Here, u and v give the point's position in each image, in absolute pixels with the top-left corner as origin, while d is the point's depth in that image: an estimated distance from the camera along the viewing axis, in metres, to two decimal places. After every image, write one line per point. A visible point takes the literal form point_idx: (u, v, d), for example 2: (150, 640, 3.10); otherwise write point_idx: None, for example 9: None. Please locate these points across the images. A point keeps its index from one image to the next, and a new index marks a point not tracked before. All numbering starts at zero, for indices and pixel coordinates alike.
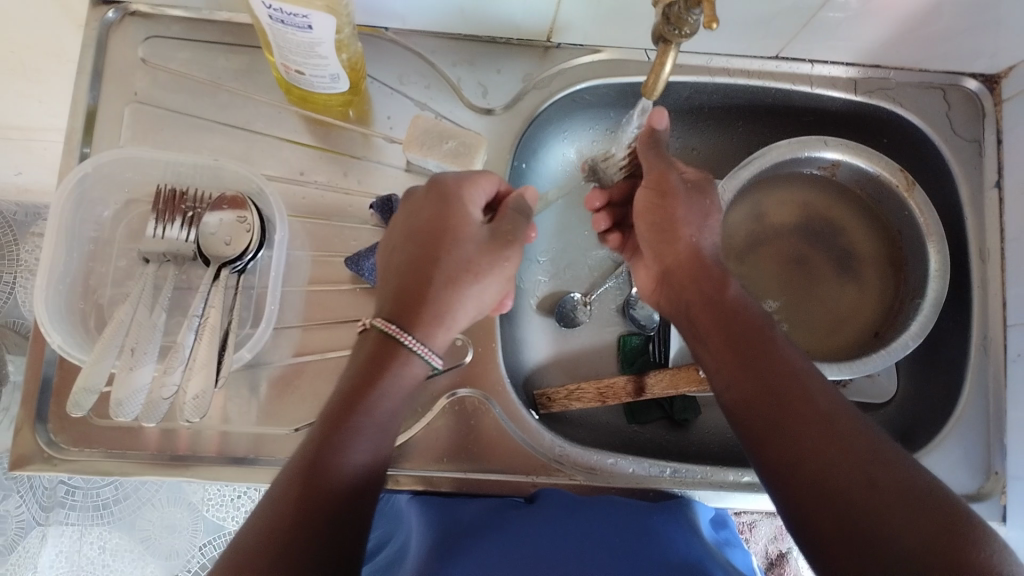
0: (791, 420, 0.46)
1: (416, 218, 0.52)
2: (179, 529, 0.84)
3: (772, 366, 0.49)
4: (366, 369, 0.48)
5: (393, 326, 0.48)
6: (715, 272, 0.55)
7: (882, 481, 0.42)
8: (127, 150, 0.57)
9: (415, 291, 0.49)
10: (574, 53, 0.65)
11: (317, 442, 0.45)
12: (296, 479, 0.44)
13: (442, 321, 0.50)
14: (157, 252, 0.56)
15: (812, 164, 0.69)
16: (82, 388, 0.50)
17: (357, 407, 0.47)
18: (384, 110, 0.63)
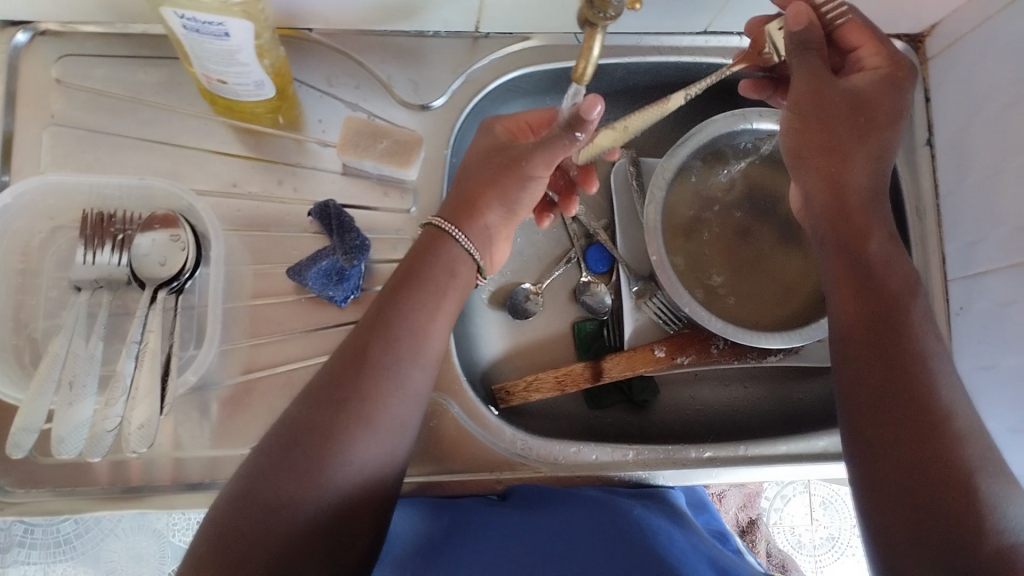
0: (894, 376, 0.44)
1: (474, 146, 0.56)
2: (145, 559, 0.73)
3: (895, 316, 0.46)
4: (408, 284, 0.48)
5: (443, 223, 0.51)
6: (859, 223, 0.49)
7: (943, 452, 0.41)
8: (50, 176, 0.55)
9: (461, 195, 0.52)
10: (504, 42, 0.65)
11: (357, 360, 0.45)
12: (308, 448, 0.43)
13: (473, 212, 0.51)
14: (90, 278, 0.54)
15: (748, 136, 0.70)
16: (21, 427, 0.48)
17: (394, 335, 0.46)
18: (314, 114, 0.62)
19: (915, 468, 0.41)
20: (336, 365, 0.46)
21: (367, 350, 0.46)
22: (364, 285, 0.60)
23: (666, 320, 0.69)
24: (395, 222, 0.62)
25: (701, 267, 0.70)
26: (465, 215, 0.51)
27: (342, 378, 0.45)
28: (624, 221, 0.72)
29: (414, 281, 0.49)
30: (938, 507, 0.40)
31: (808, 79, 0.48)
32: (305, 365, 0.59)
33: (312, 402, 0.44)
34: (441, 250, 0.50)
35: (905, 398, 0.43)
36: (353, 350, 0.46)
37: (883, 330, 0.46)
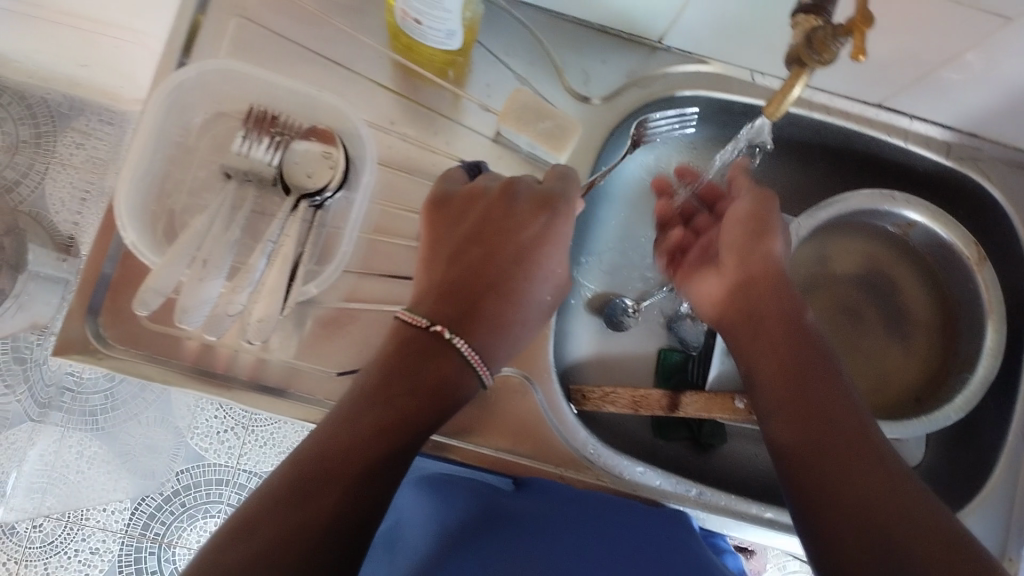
0: (832, 447, 0.47)
1: (490, 218, 0.53)
2: (159, 452, 0.96)
3: (825, 389, 0.50)
4: (405, 395, 0.47)
5: (422, 321, 0.50)
6: (762, 300, 0.56)
7: (904, 500, 0.44)
8: (236, 64, 0.56)
9: (461, 296, 0.51)
10: (683, 60, 0.65)
11: (347, 438, 0.44)
12: (329, 470, 0.43)
13: (477, 323, 0.51)
14: (241, 170, 0.56)
15: (888, 219, 0.70)
16: (149, 288, 0.49)
17: (405, 380, 0.48)
18: (483, 77, 0.63)
19: (865, 516, 0.43)
20: (343, 420, 0.45)
21: (375, 458, 0.44)
22: None
23: None
24: None
25: None
26: (472, 323, 0.51)
27: (341, 481, 0.43)
28: None
29: (430, 383, 0.48)
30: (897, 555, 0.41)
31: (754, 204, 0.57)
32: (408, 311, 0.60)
33: (298, 490, 0.42)
34: (446, 367, 0.49)
35: (850, 460, 0.46)
36: (342, 451, 0.44)
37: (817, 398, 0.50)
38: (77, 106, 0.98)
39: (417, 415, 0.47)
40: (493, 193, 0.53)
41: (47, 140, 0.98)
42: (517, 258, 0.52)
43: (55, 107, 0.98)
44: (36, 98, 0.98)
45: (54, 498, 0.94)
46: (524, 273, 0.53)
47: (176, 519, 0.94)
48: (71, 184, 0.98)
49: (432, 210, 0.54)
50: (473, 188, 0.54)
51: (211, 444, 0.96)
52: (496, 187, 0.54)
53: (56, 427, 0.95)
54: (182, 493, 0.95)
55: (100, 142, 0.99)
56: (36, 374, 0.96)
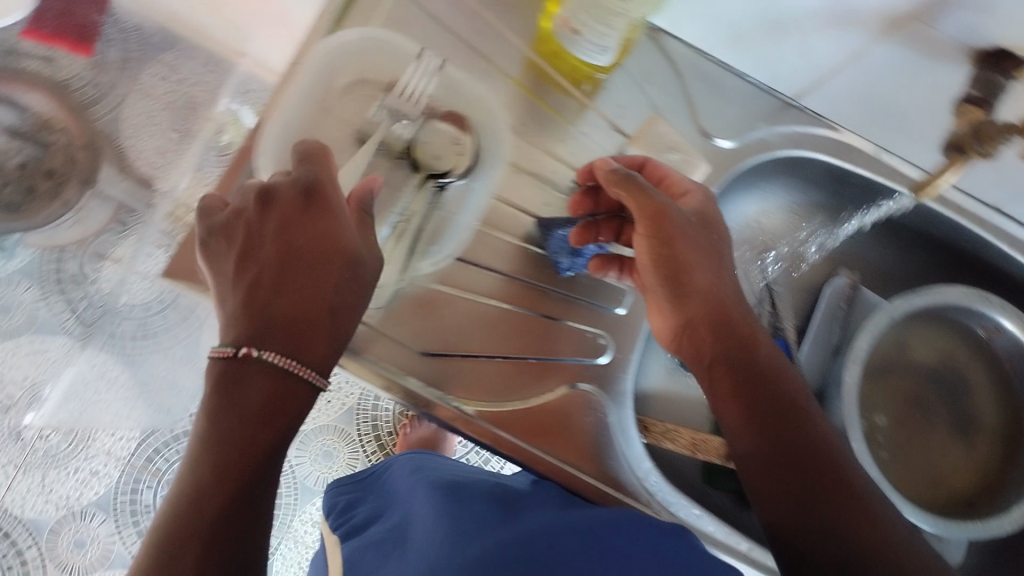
0: (812, 494, 0.52)
1: (286, 232, 0.48)
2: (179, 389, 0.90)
3: (783, 420, 0.54)
4: (235, 428, 0.45)
5: (229, 351, 0.46)
6: (714, 344, 0.55)
7: (858, 518, 0.51)
8: (388, 34, 0.58)
9: (266, 324, 0.46)
10: (812, 121, 0.65)
11: (201, 476, 0.44)
12: (194, 505, 0.44)
13: (286, 338, 0.47)
14: (375, 138, 0.56)
15: (976, 319, 0.70)
16: None
17: (225, 407, 0.45)
18: (618, 98, 0.64)
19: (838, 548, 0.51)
20: (201, 466, 0.45)
21: (229, 485, 0.44)
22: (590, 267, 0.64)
23: None
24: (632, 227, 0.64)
25: (872, 405, 0.71)
26: (285, 337, 0.47)
27: (207, 503, 0.44)
28: (819, 334, 0.70)
29: (253, 418, 0.45)
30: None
31: (644, 203, 0.54)
32: (500, 307, 0.61)
33: (172, 527, 0.43)
34: (269, 385, 0.46)
35: (820, 495, 0.52)
36: (194, 484, 0.44)
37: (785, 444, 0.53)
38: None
39: (261, 441, 0.45)
40: (251, 204, 0.50)
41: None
42: (287, 257, 0.48)
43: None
44: None
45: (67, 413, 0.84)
46: (344, 285, 0.48)
47: (179, 464, 0.95)
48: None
49: (203, 244, 0.51)
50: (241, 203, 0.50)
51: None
52: (254, 196, 0.49)
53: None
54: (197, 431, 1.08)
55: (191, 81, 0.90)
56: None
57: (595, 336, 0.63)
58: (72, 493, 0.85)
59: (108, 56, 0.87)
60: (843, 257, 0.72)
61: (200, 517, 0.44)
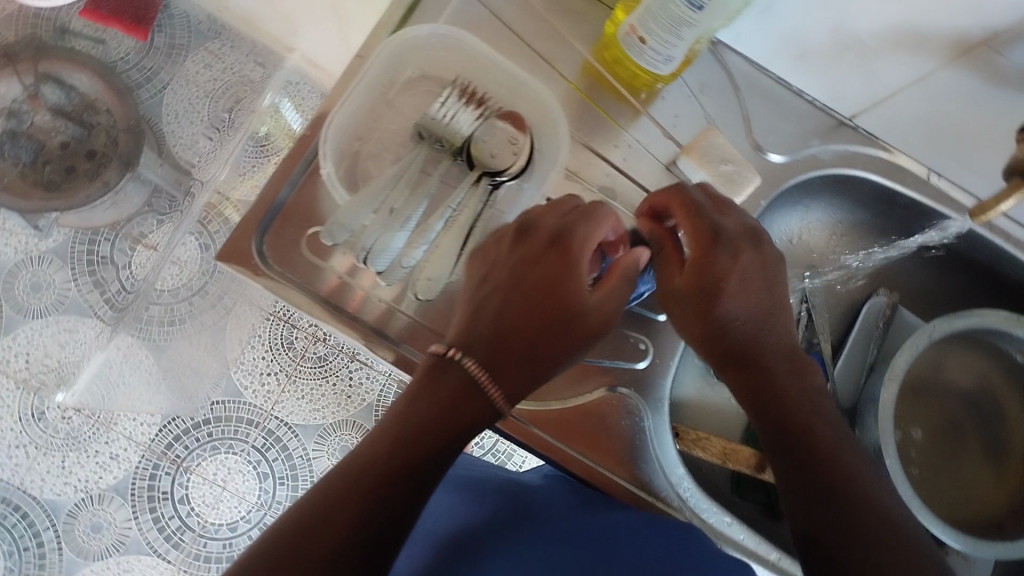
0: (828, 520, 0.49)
1: (532, 266, 0.50)
2: (205, 376, 1.08)
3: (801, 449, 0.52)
4: (422, 415, 0.47)
5: (449, 351, 0.48)
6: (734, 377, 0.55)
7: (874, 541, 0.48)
8: (462, 32, 0.59)
9: (485, 340, 0.48)
10: (867, 142, 0.66)
11: (369, 456, 0.46)
12: (348, 481, 0.45)
13: (500, 362, 0.48)
14: (435, 133, 0.57)
15: (1014, 343, 0.69)
16: (338, 222, 0.51)
17: (415, 403, 0.48)
18: (673, 108, 0.65)
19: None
20: (372, 445, 0.47)
21: (397, 469, 0.46)
22: None
23: None
24: None
25: (906, 418, 0.71)
26: (493, 352, 0.48)
27: (368, 483, 0.45)
28: (853, 351, 0.71)
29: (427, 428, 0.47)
30: None
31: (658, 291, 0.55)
32: None
33: (317, 502, 0.44)
34: (459, 392, 0.47)
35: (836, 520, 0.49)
36: (367, 458, 0.46)
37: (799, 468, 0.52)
38: (215, 30, 1.05)
39: (437, 435, 0.47)
40: (510, 232, 0.52)
41: (178, 52, 1.05)
42: (522, 291, 0.49)
43: (195, 24, 1.05)
44: (179, 11, 1.05)
45: (95, 399, 1.03)
46: (561, 330, 0.49)
47: (199, 447, 1.07)
48: (188, 99, 1.04)
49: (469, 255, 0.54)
50: (499, 229, 0.53)
51: (251, 382, 1.10)
52: (514, 223, 0.52)
53: (107, 325, 1.01)
54: (211, 422, 1.08)
55: (227, 66, 1.05)
56: (107, 271, 1.01)
57: (637, 341, 0.63)
58: (92, 475, 1.04)
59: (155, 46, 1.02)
60: (886, 279, 0.73)
61: (355, 497, 0.44)
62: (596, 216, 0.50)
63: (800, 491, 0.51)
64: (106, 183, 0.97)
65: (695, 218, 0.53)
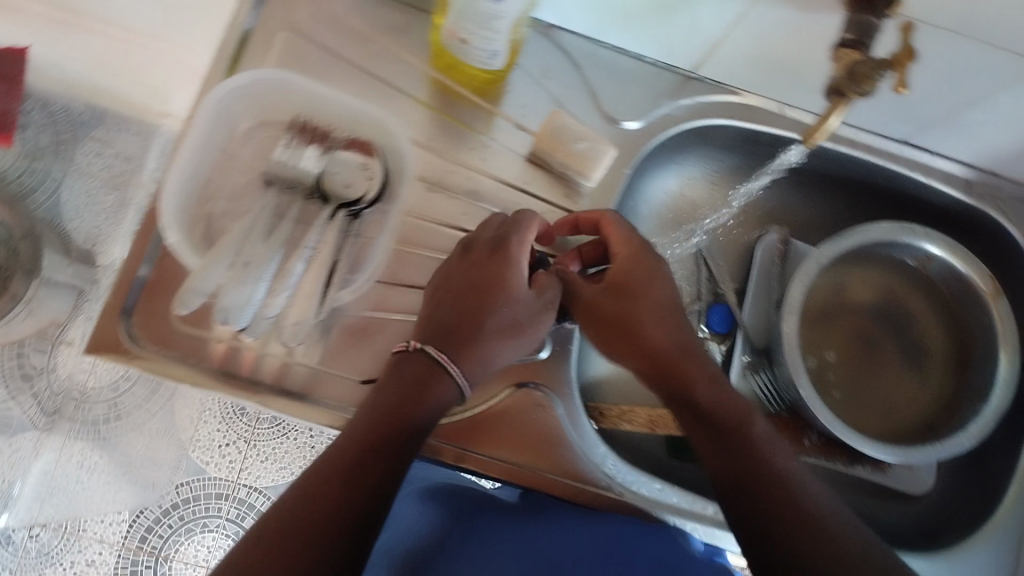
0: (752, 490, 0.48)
1: (476, 269, 0.53)
2: (162, 463, 0.96)
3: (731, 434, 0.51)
4: (389, 408, 0.48)
5: (411, 344, 0.51)
6: (666, 370, 0.53)
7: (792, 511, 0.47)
8: (285, 73, 0.58)
9: (443, 330, 0.51)
10: (714, 90, 0.66)
11: (336, 459, 0.46)
12: (307, 489, 0.45)
13: (466, 348, 0.50)
14: (284, 177, 0.56)
15: (906, 251, 0.71)
16: (189, 289, 0.50)
17: (383, 403, 0.48)
18: (520, 98, 0.64)
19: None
20: (340, 446, 0.47)
21: (365, 465, 0.46)
22: None
23: (768, 398, 0.69)
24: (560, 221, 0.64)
25: (819, 343, 0.72)
26: (456, 340, 0.50)
27: (335, 484, 0.45)
28: (756, 293, 0.71)
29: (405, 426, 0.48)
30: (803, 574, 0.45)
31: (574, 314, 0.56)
32: None
33: (280, 511, 0.44)
34: (422, 375, 0.50)
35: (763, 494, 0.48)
36: (335, 459, 0.46)
37: (729, 447, 0.51)
38: (98, 116, 0.97)
39: (402, 426, 0.48)
40: (455, 254, 0.56)
41: (66, 150, 0.97)
42: (467, 291, 0.52)
43: (76, 116, 0.97)
44: (59, 107, 0.96)
45: (52, 507, 0.94)
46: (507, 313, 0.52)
47: (176, 532, 0.95)
48: (87, 193, 0.97)
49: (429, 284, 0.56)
50: (451, 256, 0.56)
51: (213, 458, 0.97)
52: (458, 245, 0.56)
53: (60, 436, 0.95)
54: (181, 506, 0.96)
55: (120, 154, 0.98)
56: (43, 382, 0.95)
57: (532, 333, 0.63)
58: None
59: (39, 142, 0.96)
60: (772, 214, 0.74)
61: (318, 497, 0.44)
62: (524, 225, 0.55)
63: (740, 494, 0.49)
64: (15, 296, 0.87)
65: (615, 227, 0.57)
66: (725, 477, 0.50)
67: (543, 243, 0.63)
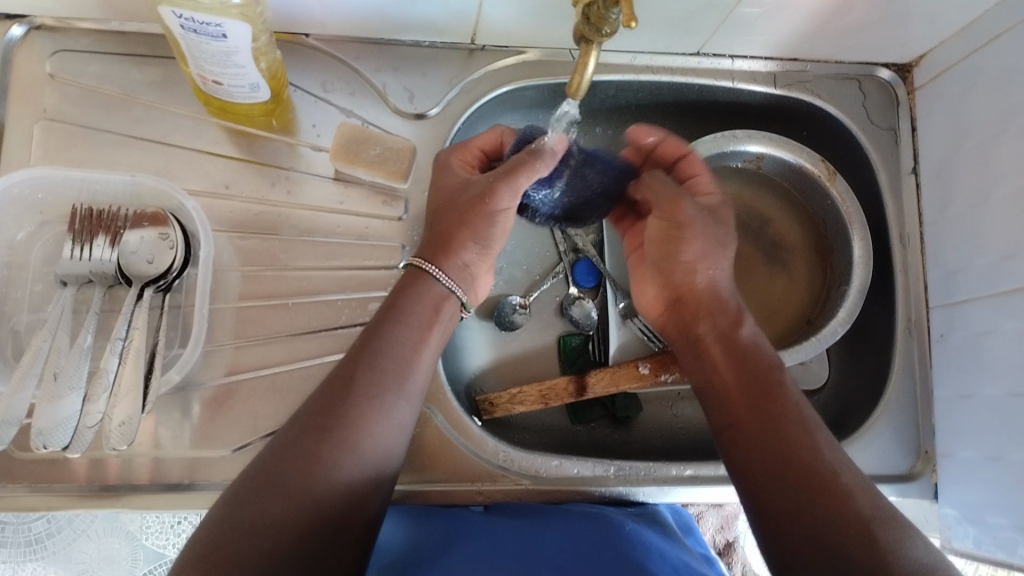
0: (764, 401, 0.51)
1: (453, 176, 0.56)
2: None
3: (752, 356, 0.53)
4: (388, 368, 0.50)
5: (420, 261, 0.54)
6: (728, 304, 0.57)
7: (797, 429, 0.49)
8: (41, 170, 0.55)
9: (436, 236, 0.54)
10: (499, 55, 0.65)
11: (330, 408, 0.47)
12: (304, 437, 0.46)
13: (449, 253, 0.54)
14: (78, 274, 0.54)
15: (738, 158, 0.71)
16: (0, 420, 0.47)
17: (390, 354, 0.50)
18: (309, 119, 0.62)
19: (832, 554, 0.43)
20: (328, 393, 0.48)
21: (361, 430, 0.47)
22: (358, 290, 0.61)
23: (650, 337, 0.70)
24: (387, 231, 0.62)
25: None
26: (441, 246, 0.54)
27: (329, 433, 0.46)
28: None
29: (393, 357, 0.50)
30: (815, 489, 0.46)
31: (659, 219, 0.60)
32: (290, 368, 0.59)
33: (272, 458, 0.45)
34: (418, 320, 0.52)
35: (775, 409, 0.50)
36: (331, 407, 0.47)
37: (745, 363, 0.53)
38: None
39: (396, 383, 0.50)
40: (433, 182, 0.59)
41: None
42: (447, 196, 0.55)
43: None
44: None
45: None
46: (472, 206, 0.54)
47: None
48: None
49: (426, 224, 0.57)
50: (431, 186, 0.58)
51: None
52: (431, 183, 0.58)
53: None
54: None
55: None
56: None
57: None
58: None
59: None
60: None
61: (310, 447, 0.46)
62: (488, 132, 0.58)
63: (755, 447, 0.49)
64: None
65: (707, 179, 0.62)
66: (737, 387, 0.52)
67: (378, 257, 0.62)
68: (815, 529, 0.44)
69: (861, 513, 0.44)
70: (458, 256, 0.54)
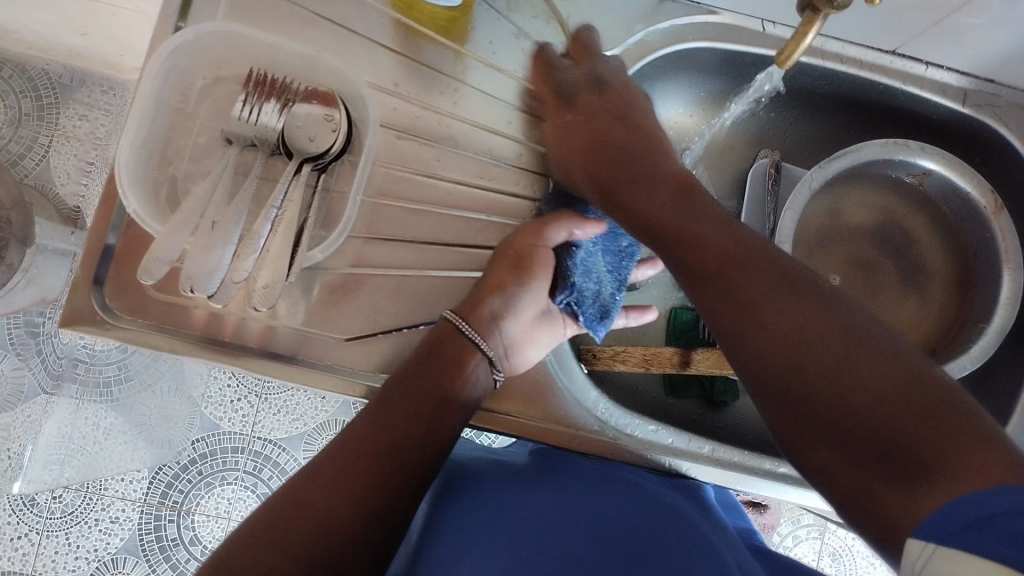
0: (719, 260, 0.43)
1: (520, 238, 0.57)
2: (175, 420, 0.96)
3: (684, 203, 0.46)
4: (403, 407, 0.50)
5: (459, 319, 0.54)
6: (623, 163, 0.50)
7: (742, 286, 0.41)
8: (232, 25, 0.55)
9: (474, 295, 0.56)
10: (691, 11, 0.64)
11: (349, 440, 0.48)
12: (327, 460, 0.47)
13: (481, 306, 0.55)
14: (243, 136, 0.54)
15: (903, 168, 0.69)
16: (154, 256, 0.49)
17: (408, 394, 0.51)
18: (485, 35, 0.63)
19: (838, 432, 0.36)
20: (351, 431, 0.49)
21: (377, 447, 0.48)
22: (496, 215, 0.61)
23: None
24: (537, 161, 0.62)
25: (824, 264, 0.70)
26: (478, 308, 0.55)
27: (349, 461, 0.47)
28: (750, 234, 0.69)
29: (418, 395, 0.51)
30: (795, 369, 0.38)
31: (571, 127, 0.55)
32: (416, 274, 0.60)
33: (300, 486, 0.45)
34: (448, 367, 0.53)
35: (728, 262, 0.42)
36: (343, 443, 0.48)
37: (677, 219, 0.45)
38: (78, 78, 0.95)
39: (416, 418, 0.50)
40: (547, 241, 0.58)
41: (50, 112, 0.95)
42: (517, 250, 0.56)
43: (56, 79, 0.95)
44: (37, 70, 0.94)
45: (72, 468, 0.94)
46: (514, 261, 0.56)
47: (195, 486, 0.95)
48: (75, 156, 0.96)
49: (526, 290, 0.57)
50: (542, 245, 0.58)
51: (226, 413, 0.97)
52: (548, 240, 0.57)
53: (70, 398, 0.95)
54: (199, 461, 0.95)
55: (104, 112, 0.96)
56: (49, 346, 0.95)
57: None
58: (99, 544, 0.93)
59: (25, 108, 0.95)
60: (765, 140, 0.72)
61: (333, 467, 0.46)
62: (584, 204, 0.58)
63: (749, 352, 0.41)
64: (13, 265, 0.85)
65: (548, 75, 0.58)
66: (689, 264, 0.44)
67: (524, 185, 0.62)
68: (852, 426, 0.36)
69: (852, 369, 0.36)
70: (485, 302, 0.55)
